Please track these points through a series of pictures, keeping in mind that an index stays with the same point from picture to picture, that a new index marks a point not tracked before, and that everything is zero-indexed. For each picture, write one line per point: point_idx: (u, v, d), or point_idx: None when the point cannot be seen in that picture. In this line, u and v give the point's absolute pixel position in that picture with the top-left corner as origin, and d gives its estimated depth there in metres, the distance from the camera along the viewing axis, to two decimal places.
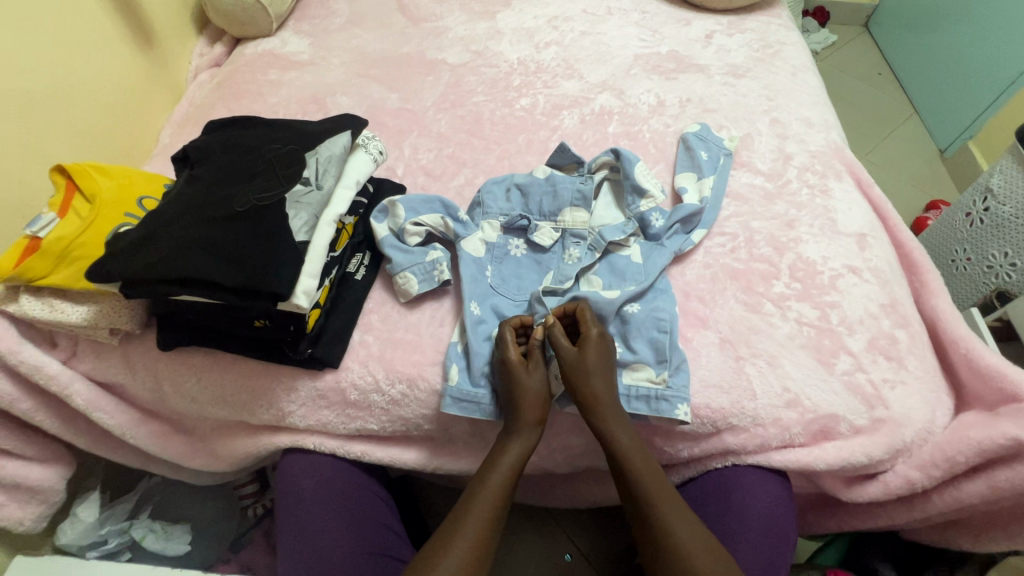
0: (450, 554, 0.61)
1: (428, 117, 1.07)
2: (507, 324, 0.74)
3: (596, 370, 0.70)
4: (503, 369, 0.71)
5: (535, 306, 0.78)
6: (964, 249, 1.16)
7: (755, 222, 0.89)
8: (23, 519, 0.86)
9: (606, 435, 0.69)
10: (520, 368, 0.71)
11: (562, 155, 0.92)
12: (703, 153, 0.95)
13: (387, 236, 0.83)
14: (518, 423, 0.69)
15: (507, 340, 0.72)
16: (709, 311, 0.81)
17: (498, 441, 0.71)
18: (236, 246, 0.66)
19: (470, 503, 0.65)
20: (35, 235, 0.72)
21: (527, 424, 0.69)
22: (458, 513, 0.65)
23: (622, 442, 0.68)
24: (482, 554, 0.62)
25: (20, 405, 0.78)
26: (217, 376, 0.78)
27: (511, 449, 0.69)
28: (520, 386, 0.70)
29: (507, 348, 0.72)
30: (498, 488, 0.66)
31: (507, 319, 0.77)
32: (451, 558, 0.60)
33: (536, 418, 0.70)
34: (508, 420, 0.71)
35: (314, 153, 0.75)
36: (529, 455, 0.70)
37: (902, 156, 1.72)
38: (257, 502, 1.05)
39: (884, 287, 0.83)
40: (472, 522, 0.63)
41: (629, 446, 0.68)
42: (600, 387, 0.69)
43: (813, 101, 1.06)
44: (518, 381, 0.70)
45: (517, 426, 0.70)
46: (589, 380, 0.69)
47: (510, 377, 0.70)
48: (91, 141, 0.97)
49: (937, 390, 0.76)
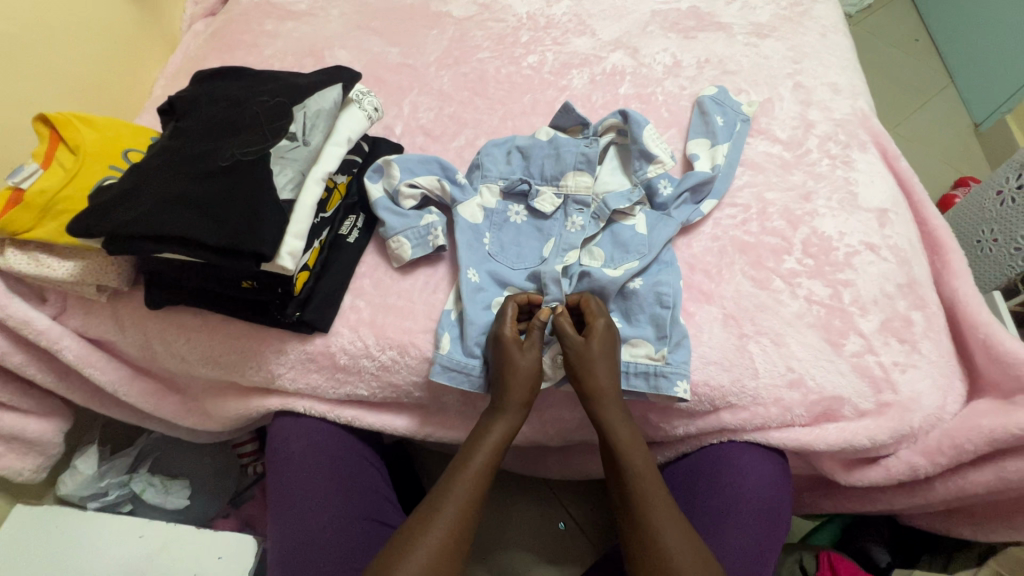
0: (427, 532, 0.60)
1: (430, 74, 1.01)
2: (510, 301, 0.72)
3: (601, 359, 0.67)
4: (497, 345, 0.69)
5: (547, 286, 0.73)
6: (991, 230, 1.09)
7: (769, 193, 0.84)
8: (22, 469, 0.88)
9: (604, 426, 0.67)
10: (514, 347, 0.68)
11: (567, 116, 0.87)
12: (719, 119, 0.89)
13: (381, 198, 0.79)
14: (505, 403, 0.67)
15: (507, 316, 0.70)
16: (714, 286, 0.77)
17: (483, 420, 0.69)
18: (218, 204, 0.63)
19: (453, 480, 0.64)
20: (17, 186, 0.70)
21: (515, 404, 0.67)
22: (438, 490, 0.64)
23: (622, 437, 0.66)
24: (459, 536, 0.61)
25: (12, 358, 0.79)
26: (206, 336, 0.77)
27: (497, 430, 0.67)
28: (513, 364, 0.67)
29: (505, 324, 0.70)
30: (481, 468, 0.65)
31: (513, 294, 0.74)
32: (428, 537, 0.60)
33: (525, 401, 0.68)
34: (495, 399, 0.69)
35: (302, 107, 0.71)
36: (513, 436, 0.68)
37: (930, 129, 1.62)
38: (256, 461, 1.07)
39: (902, 266, 0.78)
40: (452, 501, 0.62)
41: (628, 441, 0.66)
42: (604, 377, 0.67)
43: (843, 65, 0.99)
44: (511, 359, 0.67)
45: (503, 406, 0.68)
46: (591, 368, 0.67)
47: (503, 353, 0.68)
48: (81, 90, 0.94)
49: (950, 375, 0.73)
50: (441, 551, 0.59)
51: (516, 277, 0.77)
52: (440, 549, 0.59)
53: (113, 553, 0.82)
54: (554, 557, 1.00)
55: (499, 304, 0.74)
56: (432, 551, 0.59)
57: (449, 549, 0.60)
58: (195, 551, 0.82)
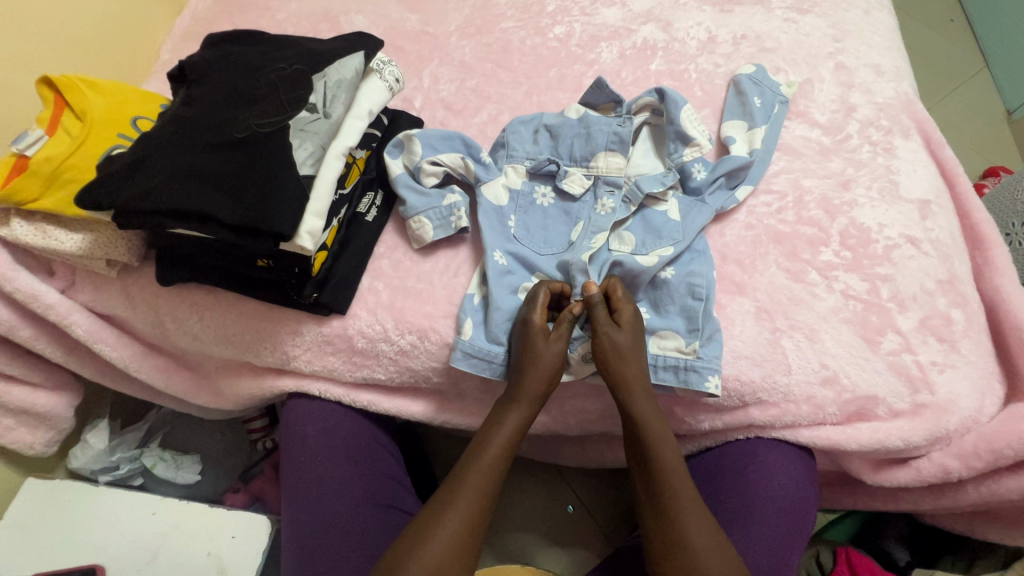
0: (440, 525, 0.58)
1: (451, 43, 0.96)
2: (543, 286, 0.69)
3: (631, 351, 0.65)
4: (524, 332, 0.66)
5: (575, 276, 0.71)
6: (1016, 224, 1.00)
7: (807, 180, 0.80)
8: (33, 443, 0.87)
9: (633, 416, 0.65)
10: (542, 337, 0.65)
11: (599, 93, 0.82)
12: (757, 100, 0.84)
13: (401, 175, 0.76)
14: (519, 391, 0.65)
15: (538, 302, 0.67)
16: (748, 278, 0.74)
17: (497, 410, 0.67)
18: (234, 178, 0.60)
19: (471, 460, 0.63)
20: (22, 153, 0.66)
21: (529, 396, 0.65)
22: (451, 481, 0.62)
23: (652, 428, 0.64)
24: (473, 530, 0.59)
25: (19, 332, 0.77)
26: (219, 316, 0.75)
27: (510, 418, 0.65)
28: (537, 352, 0.65)
29: (534, 309, 0.67)
30: (496, 457, 0.63)
31: (545, 280, 0.71)
32: (442, 530, 0.58)
33: (539, 391, 0.65)
34: (511, 388, 0.66)
35: (321, 76, 0.67)
36: (526, 426, 0.66)
37: (965, 114, 1.54)
38: (266, 437, 1.04)
39: (944, 261, 0.75)
40: (467, 494, 0.60)
41: (658, 434, 0.64)
42: (633, 368, 0.64)
43: (887, 45, 0.93)
44: (534, 348, 0.65)
45: (517, 394, 0.65)
46: (620, 359, 0.64)
47: (528, 341, 0.65)
48: (88, 50, 0.90)
49: (989, 377, 0.70)
50: (463, 533, 0.58)
51: (543, 262, 0.74)
52: (454, 542, 0.58)
53: (126, 531, 0.82)
54: (561, 537, 1.01)
55: (531, 289, 0.70)
56: (454, 536, 0.58)
57: (469, 534, 0.59)
58: (206, 530, 0.81)
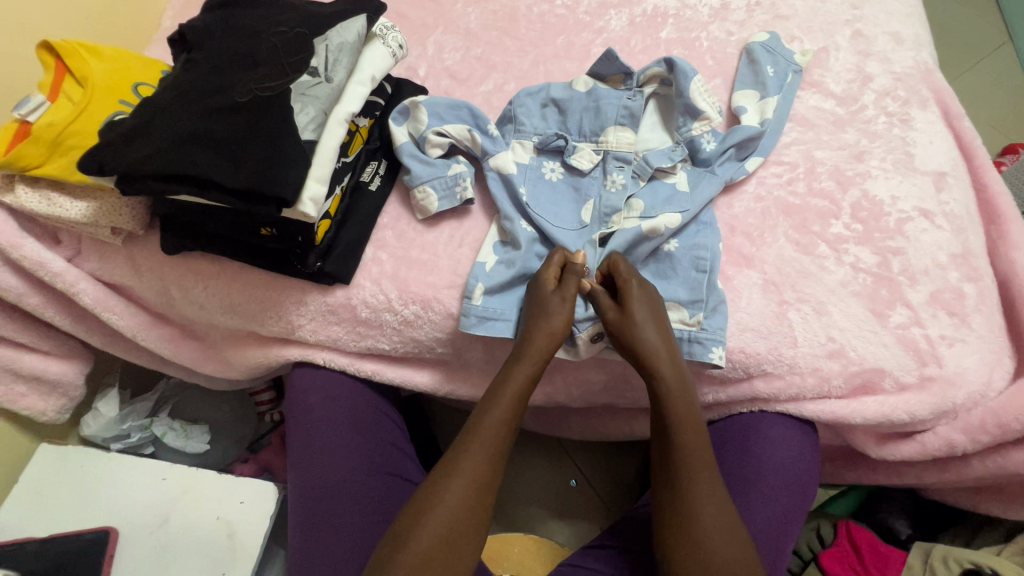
0: (447, 490, 0.59)
1: (455, 10, 0.94)
2: (558, 252, 0.69)
3: (645, 322, 0.64)
4: (538, 293, 0.66)
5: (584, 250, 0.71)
6: None
7: (819, 151, 0.78)
8: (45, 410, 0.89)
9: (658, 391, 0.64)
10: (547, 285, 0.67)
11: (607, 64, 0.79)
12: (769, 68, 0.82)
13: (406, 144, 0.75)
14: (528, 351, 0.64)
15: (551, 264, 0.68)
16: (755, 250, 0.73)
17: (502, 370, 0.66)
18: (235, 144, 0.60)
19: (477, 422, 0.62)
20: (25, 119, 0.66)
21: (535, 354, 0.64)
22: (455, 446, 0.62)
23: (674, 405, 0.63)
24: (480, 494, 0.59)
25: (28, 300, 0.78)
26: (223, 285, 0.75)
27: (514, 377, 0.64)
28: (546, 310, 0.65)
29: (546, 270, 0.68)
30: (499, 416, 0.62)
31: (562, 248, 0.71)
32: (449, 494, 0.58)
33: (540, 351, 0.64)
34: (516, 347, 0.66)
35: (323, 39, 0.66)
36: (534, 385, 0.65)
37: (985, 90, 1.49)
38: (274, 409, 1.07)
39: (958, 235, 0.73)
40: (472, 458, 0.60)
41: (680, 412, 0.63)
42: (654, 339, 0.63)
43: (906, 11, 0.90)
44: (545, 301, 0.65)
45: (526, 356, 0.64)
46: (640, 333, 0.63)
47: (543, 301, 0.65)
48: (92, 17, 0.89)
49: (999, 351, 0.70)
50: (468, 499, 0.59)
51: (568, 236, 0.72)
52: (459, 509, 0.58)
53: (139, 496, 0.84)
54: (562, 510, 1.02)
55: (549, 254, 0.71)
56: (457, 500, 0.58)
57: (474, 500, 0.59)
58: (218, 496, 0.83)
